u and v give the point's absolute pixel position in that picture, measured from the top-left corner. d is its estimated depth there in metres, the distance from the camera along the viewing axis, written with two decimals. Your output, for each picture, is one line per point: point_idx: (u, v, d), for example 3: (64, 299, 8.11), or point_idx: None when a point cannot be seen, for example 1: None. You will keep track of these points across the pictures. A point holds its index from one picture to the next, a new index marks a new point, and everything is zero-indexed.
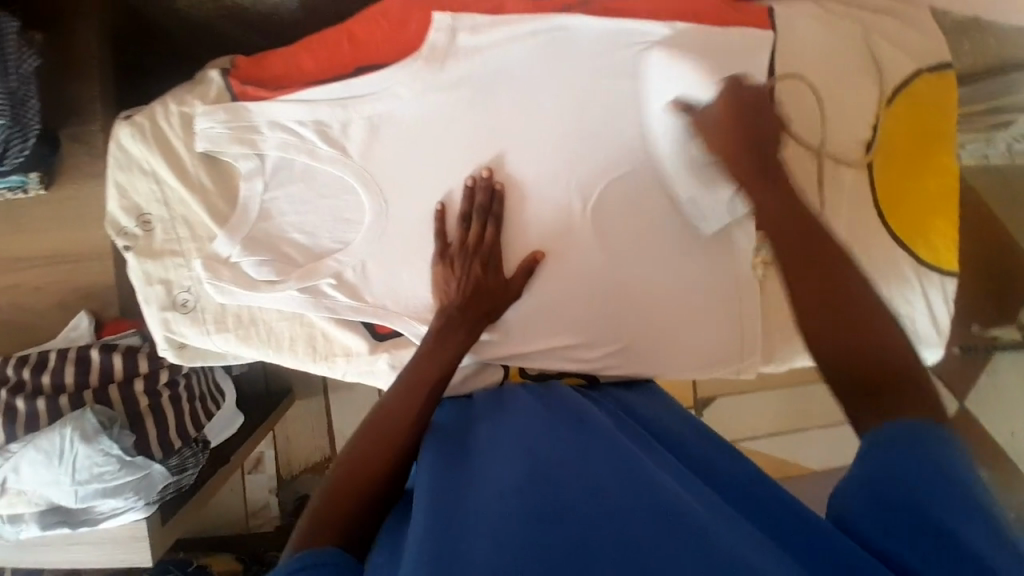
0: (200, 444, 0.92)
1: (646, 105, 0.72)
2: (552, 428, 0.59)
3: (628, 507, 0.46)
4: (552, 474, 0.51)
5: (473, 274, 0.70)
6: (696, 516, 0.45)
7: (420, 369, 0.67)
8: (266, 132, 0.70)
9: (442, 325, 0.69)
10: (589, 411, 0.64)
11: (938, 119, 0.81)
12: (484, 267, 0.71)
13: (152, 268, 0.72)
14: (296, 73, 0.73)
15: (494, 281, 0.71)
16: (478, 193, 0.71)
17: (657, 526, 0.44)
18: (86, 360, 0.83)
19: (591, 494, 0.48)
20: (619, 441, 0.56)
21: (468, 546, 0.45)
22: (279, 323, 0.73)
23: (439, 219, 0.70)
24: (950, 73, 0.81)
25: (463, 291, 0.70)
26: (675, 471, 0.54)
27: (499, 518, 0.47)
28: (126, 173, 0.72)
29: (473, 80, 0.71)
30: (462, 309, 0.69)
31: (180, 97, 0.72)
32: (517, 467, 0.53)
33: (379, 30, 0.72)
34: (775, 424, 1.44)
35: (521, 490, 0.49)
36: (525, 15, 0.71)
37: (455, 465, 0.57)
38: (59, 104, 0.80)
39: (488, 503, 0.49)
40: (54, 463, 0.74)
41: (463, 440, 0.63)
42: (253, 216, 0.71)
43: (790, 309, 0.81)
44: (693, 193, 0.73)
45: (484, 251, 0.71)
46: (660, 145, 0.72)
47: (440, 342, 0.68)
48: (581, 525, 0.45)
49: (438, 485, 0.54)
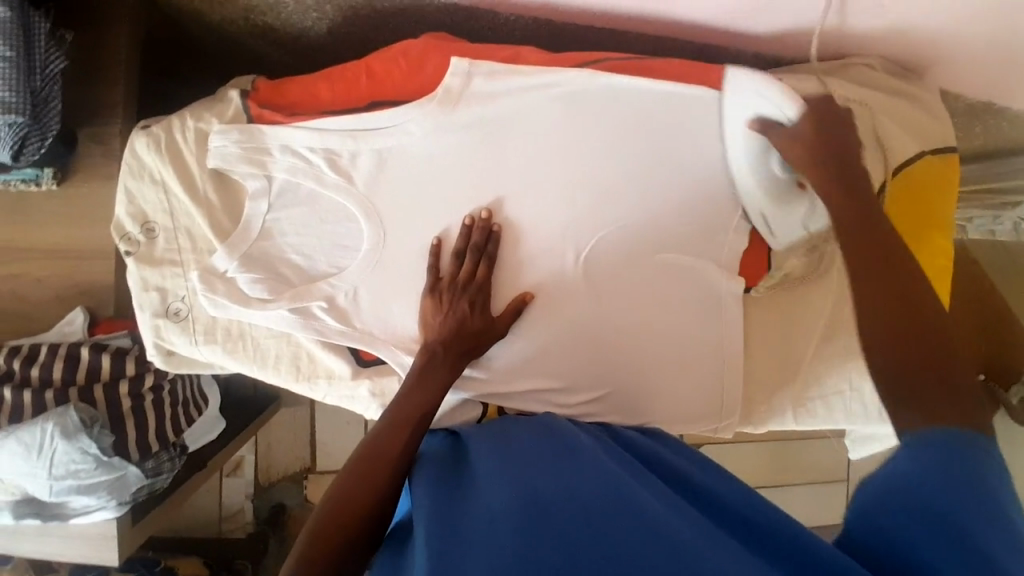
0: (178, 449, 0.93)
1: (726, 129, 0.74)
2: (539, 447, 0.63)
3: (620, 538, 0.51)
4: (545, 503, 0.54)
5: (460, 312, 0.71)
6: (680, 545, 0.49)
7: (403, 402, 0.68)
8: (277, 155, 0.72)
9: (426, 360, 0.70)
10: (573, 428, 0.68)
11: (937, 201, 0.83)
12: (475, 305, 0.72)
13: (150, 274, 0.74)
14: (312, 102, 0.75)
15: (481, 319, 0.72)
16: (472, 231, 0.73)
17: (648, 557, 0.49)
18: (74, 357, 0.83)
19: (582, 525, 0.52)
20: (600, 459, 0.60)
21: (468, 561, 0.50)
22: (267, 340, 0.75)
23: (437, 254, 0.73)
24: (955, 157, 0.84)
25: (452, 330, 0.71)
26: (655, 489, 0.57)
27: (493, 538, 0.52)
28: (136, 181, 0.74)
29: (483, 124, 0.73)
30: (450, 347, 0.70)
31: (197, 113, 0.74)
32: (512, 494, 0.56)
33: (398, 69, 0.74)
34: (757, 478, 1.44)
35: (515, 517, 0.53)
36: (538, 68, 0.73)
37: (451, 481, 0.62)
38: (82, 105, 0.83)
39: (482, 522, 0.54)
40: (33, 456, 0.76)
41: (451, 465, 0.65)
42: (254, 233, 0.73)
43: (769, 375, 0.82)
44: (767, 210, 0.76)
45: (477, 287, 0.72)
46: (737, 160, 0.74)
47: (423, 376, 0.69)
48: (574, 548, 0.50)
49: (437, 506, 0.58)
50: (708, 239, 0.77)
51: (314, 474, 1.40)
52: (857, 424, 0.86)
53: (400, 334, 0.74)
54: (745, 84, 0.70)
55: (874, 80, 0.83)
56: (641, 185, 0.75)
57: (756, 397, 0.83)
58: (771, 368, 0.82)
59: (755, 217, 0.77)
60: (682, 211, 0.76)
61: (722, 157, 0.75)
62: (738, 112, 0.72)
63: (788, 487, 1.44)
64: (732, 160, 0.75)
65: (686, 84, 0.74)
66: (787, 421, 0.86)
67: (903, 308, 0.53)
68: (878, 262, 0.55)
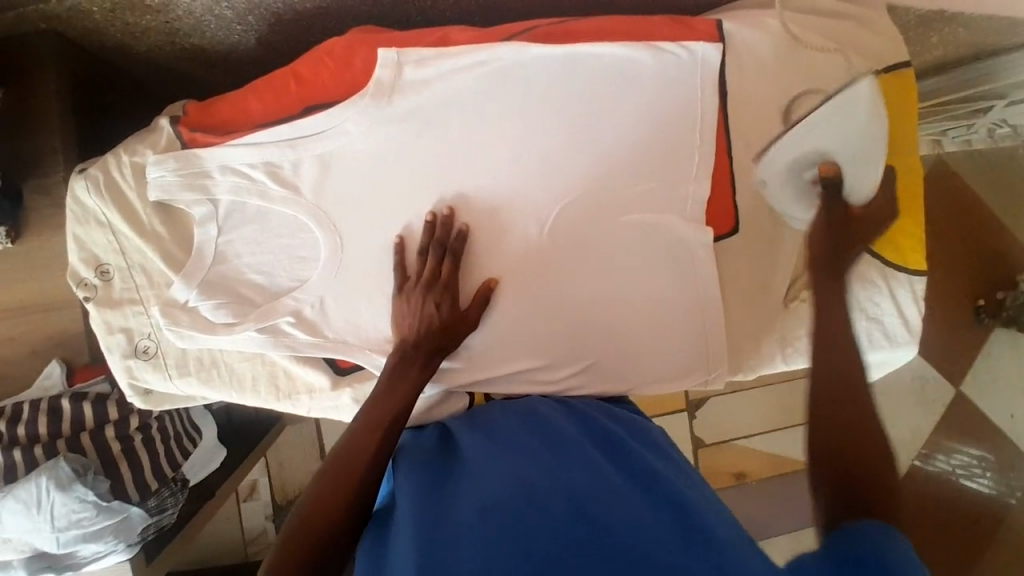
0: (180, 483, 0.92)
1: (805, 126, 0.73)
2: (523, 435, 0.63)
3: (604, 518, 0.51)
4: (530, 485, 0.55)
5: (429, 309, 0.70)
6: (660, 529, 0.51)
7: (378, 403, 0.68)
8: (218, 177, 0.71)
9: (396, 361, 0.70)
10: (557, 413, 0.68)
11: (899, 119, 0.80)
12: (439, 301, 0.70)
13: (111, 317, 0.73)
14: (245, 116, 0.73)
15: (450, 313, 0.71)
16: (438, 229, 0.72)
17: (632, 534, 0.50)
18: (57, 411, 0.82)
19: (570, 504, 0.52)
20: (589, 451, 0.60)
21: (453, 555, 0.50)
22: (241, 363, 0.75)
23: (401, 256, 0.72)
24: (910, 72, 0.80)
25: (419, 329, 0.70)
26: (639, 476, 0.58)
27: (477, 521, 0.52)
28: (84, 227, 0.73)
29: (421, 112, 0.71)
30: (419, 346, 0.70)
31: (131, 147, 0.73)
32: (497, 480, 0.56)
33: (326, 70, 0.72)
34: (768, 421, 1.44)
35: (498, 501, 0.54)
36: (467, 46, 0.71)
37: (436, 476, 0.62)
38: (22, 158, 0.81)
39: (468, 513, 0.54)
40: (34, 512, 0.75)
41: (432, 458, 0.65)
42: (208, 260, 0.72)
43: (752, 321, 0.81)
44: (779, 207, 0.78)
45: (443, 286, 0.71)
46: (784, 160, 0.75)
47: (396, 375, 0.69)
48: (560, 529, 0.50)
49: (420, 499, 0.58)
50: (668, 194, 0.76)
51: None
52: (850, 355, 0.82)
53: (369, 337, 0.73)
54: (869, 125, 0.71)
55: (820, 3, 0.81)
56: (591, 152, 0.74)
57: (741, 344, 0.82)
58: (753, 314, 0.81)
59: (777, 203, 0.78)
60: (638, 170, 0.75)
61: (668, 110, 0.74)
62: (827, 132, 0.72)
63: (799, 425, 1.45)
64: (781, 154, 0.75)
65: (627, 42, 0.72)
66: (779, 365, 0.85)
67: (838, 408, 0.62)
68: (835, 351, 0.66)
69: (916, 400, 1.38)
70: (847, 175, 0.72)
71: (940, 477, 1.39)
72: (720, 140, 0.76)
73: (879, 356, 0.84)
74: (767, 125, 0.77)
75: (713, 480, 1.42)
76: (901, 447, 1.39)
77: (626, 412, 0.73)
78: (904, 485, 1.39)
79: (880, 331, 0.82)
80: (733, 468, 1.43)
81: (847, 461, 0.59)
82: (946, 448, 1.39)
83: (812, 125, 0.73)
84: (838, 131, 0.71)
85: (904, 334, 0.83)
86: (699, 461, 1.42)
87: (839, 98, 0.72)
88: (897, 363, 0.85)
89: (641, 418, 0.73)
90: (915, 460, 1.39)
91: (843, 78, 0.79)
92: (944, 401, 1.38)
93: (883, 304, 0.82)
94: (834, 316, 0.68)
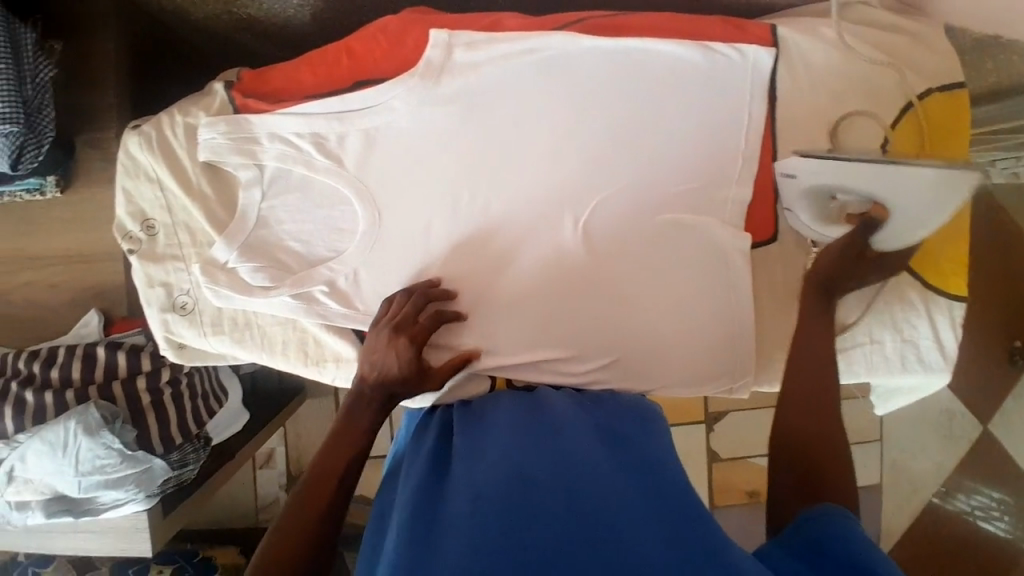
0: (202, 441, 0.94)
1: (894, 175, 0.60)
2: (520, 424, 0.62)
3: (599, 516, 0.50)
4: (529, 478, 0.54)
5: (395, 354, 0.68)
6: (657, 531, 0.49)
7: (348, 415, 0.68)
8: (266, 144, 0.72)
9: (353, 400, 0.69)
10: (560, 404, 0.67)
11: (947, 140, 0.78)
12: (401, 350, 0.68)
13: (154, 271, 0.76)
14: (296, 87, 0.74)
15: (416, 362, 0.69)
16: (434, 288, 0.73)
17: (626, 533, 0.48)
18: (92, 356, 0.86)
19: (569, 502, 0.51)
20: (587, 444, 0.58)
21: (444, 550, 0.49)
22: (273, 327, 0.77)
23: (389, 299, 0.72)
24: (964, 92, 0.78)
25: (379, 374, 0.69)
26: (640, 470, 0.56)
27: (472, 513, 0.52)
28: (133, 180, 0.76)
29: (467, 96, 0.72)
30: (377, 391, 0.69)
31: (185, 108, 0.75)
32: (496, 470, 0.55)
33: (378, 47, 0.73)
34: None
35: (495, 494, 0.53)
36: (517, 34, 0.71)
37: (435, 467, 0.61)
38: (77, 111, 0.84)
39: (463, 504, 0.53)
40: (59, 454, 0.77)
41: (440, 443, 0.65)
42: (250, 223, 0.74)
43: (782, 332, 0.80)
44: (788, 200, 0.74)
45: (412, 333, 0.69)
46: (838, 178, 0.65)
47: (357, 406, 0.69)
48: (554, 525, 0.49)
49: (421, 487, 0.58)
50: (708, 196, 0.75)
51: None
52: (877, 375, 0.82)
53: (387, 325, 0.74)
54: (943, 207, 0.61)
55: (875, 18, 0.80)
56: (632, 147, 0.74)
57: (769, 355, 0.80)
58: (785, 327, 0.80)
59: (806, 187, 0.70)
60: (679, 169, 0.74)
61: (713, 110, 0.74)
62: (903, 194, 0.61)
63: None
64: (841, 174, 0.64)
65: (678, 41, 0.72)
66: None
67: (812, 406, 0.66)
68: (816, 351, 0.69)
69: (941, 436, 1.38)
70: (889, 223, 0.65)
71: (955, 515, 1.38)
72: (765, 146, 0.76)
73: (909, 380, 0.83)
74: (811, 135, 0.77)
75: (725, 495, 1.41)
76: (918, 484, 1.42)
77: (636, 398, 0.71)
78: (921, 525, 1.40)
79: (914, 354, 0.81)
80: (747, 484, 1.41)
81: (818, 472, 0.62)
82: (967, 486, 1.36)
83: (869, 177, 0.62)
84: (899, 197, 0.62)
85: (937, 359, 0.80)
86: (712, 474, 1.41)
87: (920, 172, 0.58)
88: (931, 388, 0.83)
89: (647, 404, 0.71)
90: (933, 496, 1.40)
91: (895, 93, 0.77)
92: (970, 438, 1.36)
93: (919, 327, 0.80)
94: (817, 323, 0.70)
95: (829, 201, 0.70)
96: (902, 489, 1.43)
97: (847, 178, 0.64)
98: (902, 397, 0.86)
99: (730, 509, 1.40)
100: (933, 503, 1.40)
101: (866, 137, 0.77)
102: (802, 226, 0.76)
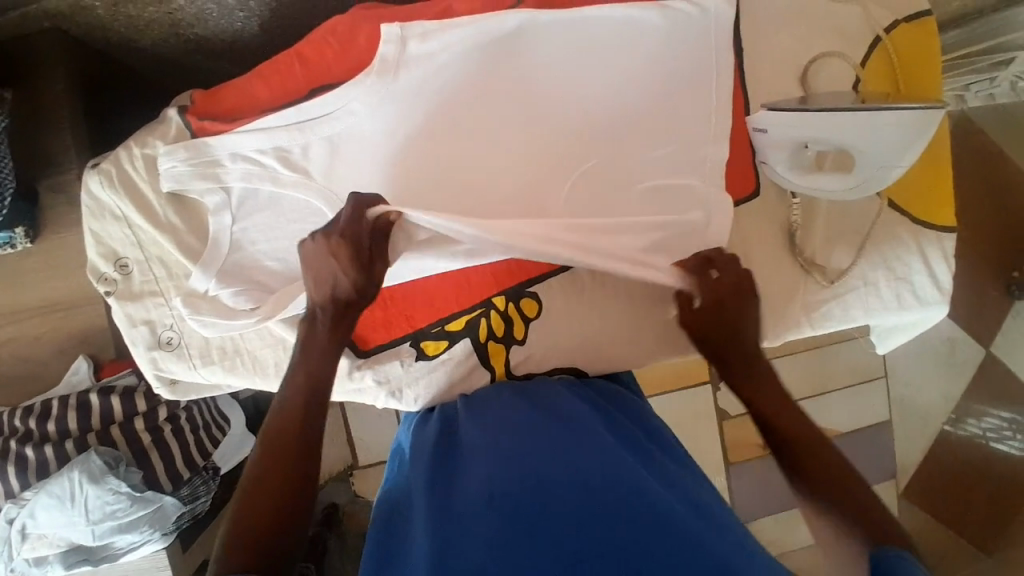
0: (211, 471, 0.93)
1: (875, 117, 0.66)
2: (528, 420, 0.61)
3: (616, 507, 0.49)
4: (541, 475, 0.52)
5: (331, 254, 0.60)
6: (674, 521, 0.48)
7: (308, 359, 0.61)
8: (229, 165, 0.71)
9: (308, 329, 0.62)
10: (564, 396, 0.66)
11: (924, 71, 0.76)
12: (338, 256, 0.60)
13: (134, 310, 0.75)
14: (251, 103, 0.73)
15: (357, 262, 0.60)
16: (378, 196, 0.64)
17: (644, 523, 0.48)
18: (86, 405, 0.84)
19: (585, 497, 0.50)
20: (597, 437, 0.57)
21: (461, 550, 0.47)
22: (263, 350, 0.76)
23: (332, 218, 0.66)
24: (932, 20, 0.77)
25: (326, 288, 0.61)
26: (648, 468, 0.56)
27: (486, 514, 0.49)
28: (99, 221, 0.74)
29: (428, 89, 0.70)
30: (330, 305, 0.61)
31: (141, 140, 0.73)
32: (504, 465, 0.54)
33: (328, 50, 0.71)
34: (797, 390, 1.40)
35: (508, 493, 0.51)
36: (472, 16, 0.69)
37: (439, 463, 0.59)
38: (36, 156, 0.81)
39: (478, 501, 0.51)
40: (67, 505, 0.76)
41: (441, 441, 0.63)
42: (224, 248, 0.72)
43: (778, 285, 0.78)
44: (770, 160, 0.75)
45: (345, 231, 0.60)
46: (822, 133, 0.69)
47: (311, 333, 0.62)
48: (572, 521, 0.48)
49: (429, 486, 0.55)
50: (690, 155, 0.73)
51: (359, 469, 1.33)
52: (874, 317, 0.79)
53: (400, 266, 0.68)
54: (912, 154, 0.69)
55: None
56: (600, 119, 0.72)
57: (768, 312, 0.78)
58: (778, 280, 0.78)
59: (787, 142, 0.72)
60: (654, 134, 0.73)
61: (678, 69, 0.72)
62: (882, 139, 0.67)
63: (830, 395, 1.40)
64: (824, 125, 0.68)
65: (632, 3, 0.71)
66: (803, 330, 0.79)
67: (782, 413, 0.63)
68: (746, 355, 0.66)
69: (946, 366, 1.37)
70: (865, 165, 0.70)
71: (970, 441, 1.37)
72: (738, 101, 0.75)
73: (907, 318, 0.80)
74: (780, 85, 0.76)
75: (739, 452, 1.40)
76: (929, 414, 1.39)
77: (615, 391, 0.72)
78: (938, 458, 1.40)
79: (908, 292, 0.78)
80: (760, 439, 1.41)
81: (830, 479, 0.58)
82: (976, 411, 1.37)
83: (849, 128, 0.67)
84: (868, 142, 0.68)
85: (932, 292, 0.78)
86: (726, 434, 1.40)
87: (889, 114, 0.66)
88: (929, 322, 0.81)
89: (644, 406, 0.71)
90: (944, 424, 1.38)
91: (858, 33, 0.76)
92: (974, 362, 1.36)
93: (911, 263, 0.78)
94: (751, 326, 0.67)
95: (802, 153, 0.73)
96: (915, 421, 1.40)
97: (829, 126, 0.68)
98: (904, 333, 0.83)
99: (746, 465, 1.40)
100: (944, 431, 1.38)
101: (838, 79, 0.76)
102: (778, 178, 0.76)
